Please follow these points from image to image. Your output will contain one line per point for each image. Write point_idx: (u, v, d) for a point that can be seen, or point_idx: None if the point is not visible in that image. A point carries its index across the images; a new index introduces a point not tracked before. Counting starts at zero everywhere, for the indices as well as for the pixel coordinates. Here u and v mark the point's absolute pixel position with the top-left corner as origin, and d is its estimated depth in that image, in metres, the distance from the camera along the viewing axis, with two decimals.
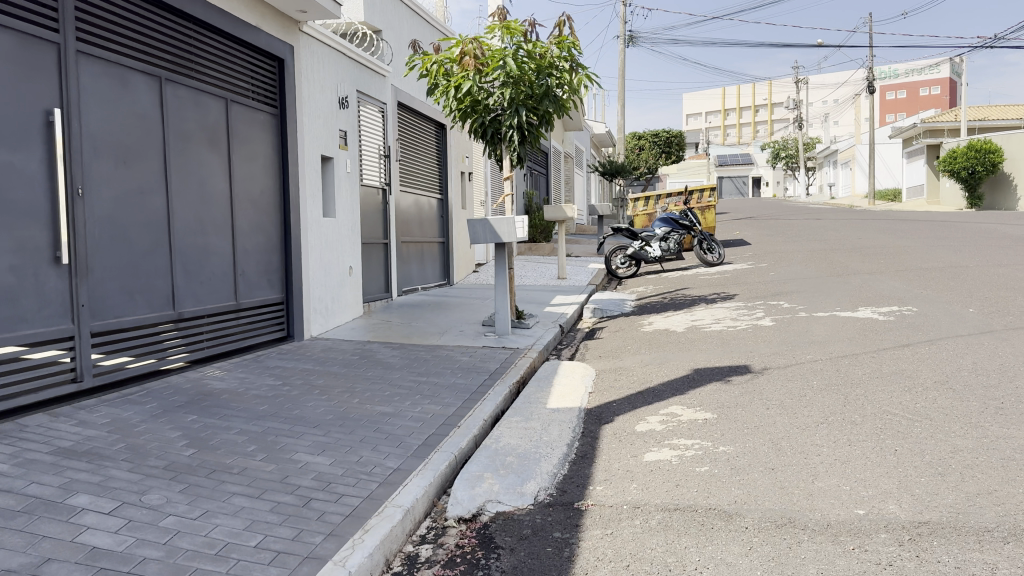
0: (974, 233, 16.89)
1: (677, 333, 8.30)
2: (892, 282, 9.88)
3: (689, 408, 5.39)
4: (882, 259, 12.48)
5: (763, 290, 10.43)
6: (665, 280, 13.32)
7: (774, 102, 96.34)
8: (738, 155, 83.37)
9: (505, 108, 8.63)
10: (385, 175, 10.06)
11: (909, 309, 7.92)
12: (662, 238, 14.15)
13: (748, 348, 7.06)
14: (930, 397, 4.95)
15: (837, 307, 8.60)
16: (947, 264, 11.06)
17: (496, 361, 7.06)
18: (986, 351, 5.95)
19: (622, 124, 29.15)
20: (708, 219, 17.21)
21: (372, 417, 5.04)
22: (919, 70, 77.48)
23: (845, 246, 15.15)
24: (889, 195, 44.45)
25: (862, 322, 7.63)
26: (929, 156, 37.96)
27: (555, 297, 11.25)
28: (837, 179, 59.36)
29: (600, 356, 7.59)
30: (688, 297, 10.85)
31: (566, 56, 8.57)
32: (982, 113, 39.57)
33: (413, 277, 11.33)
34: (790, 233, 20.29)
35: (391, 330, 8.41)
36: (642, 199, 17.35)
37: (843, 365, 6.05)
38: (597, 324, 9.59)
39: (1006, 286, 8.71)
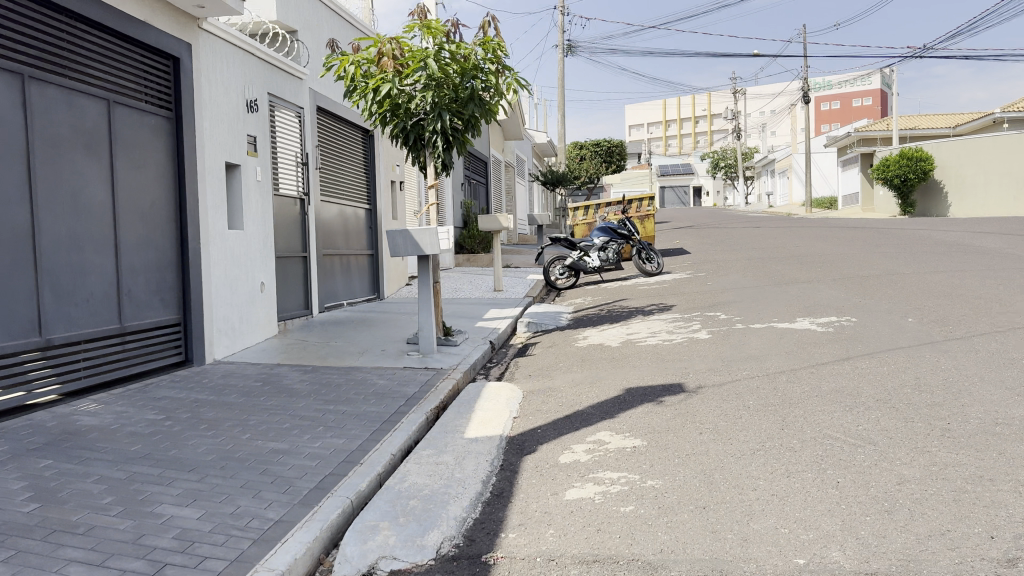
0: (909, 239, 16.98)
1: (613, 348, 7.89)
2: (830, 291, 9.67)
3: (616, 433, 4.94)
4: (820, 267, 12.34)
5: (701, 300, 10.13)
6: (604, 290, 12.95)
7: (714, 112, 97.99)
8: (680, 164, 84.39)
9: (428, 112, 8.12)
10: (302, 184, 9.46)
11: (848, 320, 7.66)
12: (600, 248, 13.83)
13: (683, 364, 6.69)
14: (872, 418, 4.59)
15: (774, 318, 8.31)
16: (883, 272, 10.93)
17: (414, 383, 6.51)
18: (928, 364, 5.66)
19: (563, 133, 28.96)
20: (648, 228, 16.97)
21: (260, 456, 4.62)
22: (851, 81, 79.74)
23: (784, 254, 15.03)
24: (825, 203, 45.28)
25: (800, 334, 7.33)
26: (864, 165, 38.76)
27: (489, 311, 10.74)
28: (775, 188, 60.48)
29: (529, 375, 7.12)
30: (626, 308, 10.48)
31: (491, 58, 8.12)
32: (913, 122, 40.63)
33: (338, 291, 10.73)
34: (730, 241, 20.22)
35: (305, 351, 7.80)
36: (581, 208, 16.98)
37: (780, 382, 5.69)
38: (531, 339, 9.08)
39: (943, 293, 8.54)
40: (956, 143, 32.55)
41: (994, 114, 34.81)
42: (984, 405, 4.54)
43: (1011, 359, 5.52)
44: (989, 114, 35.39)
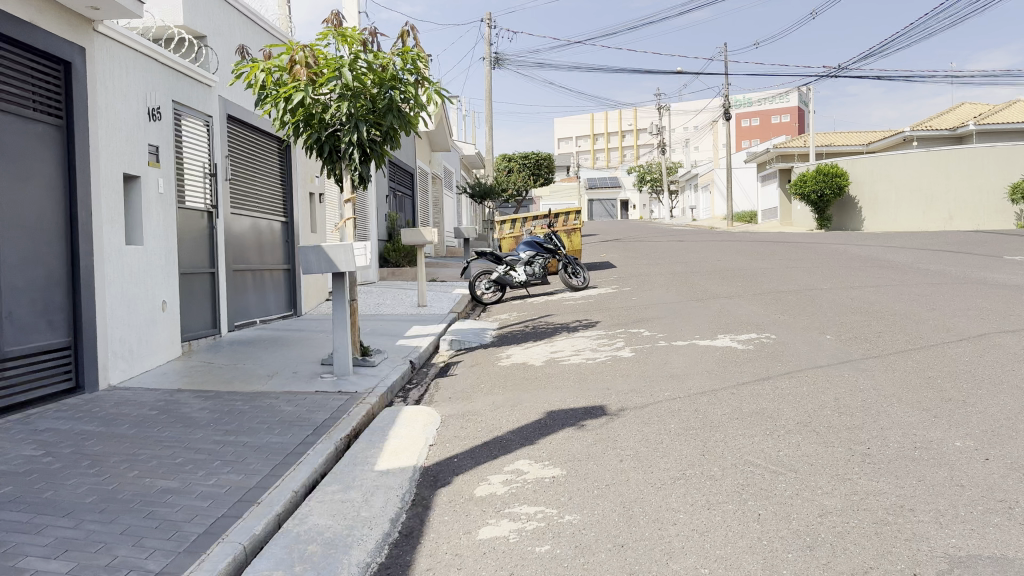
0: (826, 254, 17.41)
1: (536, 365, 7.68)
2: (751, 307, 9.73)
3: (535, 461, 4.70)
4: (742, 282, 12.47)
5: (625, 316, 10.05)
6: (530, 305, 12.79)
7: (640, 127, 99.82)
8: (607, 177, 85.55)
9: (344, 123, 7.83)
10: (209, 197, 8.99)
11: (769, 337, 7.66)
12: (526, 262, 13.69)
13: (605, 383, 6.53)
14: (793, 443, 4.50)
15: (697, 335, 8.26)
16: (802, 287, 11.08)
17: (325, 411, 6.17)
18: (847, 383, 5.64)
19: (491, 145, 28.85)
20: (575, 242, 16.91)
21: (148, 497, 4.24)
22: (770, 99, 82.38)
23: (707, 268, 15.18)
24: (747, 216, 46.46)
25: (723, 352, 7.28)
26: (783, 180, 39.93)
27: (411, 328, 10.41)
28: (698, 202, 61.84)
29: (448, 397, 6.84)
30: (551, 324, 10.30)
31: (411, 68, 7.91)
32: (828, 140, 42.13)
33: (250, 309, 10.26)
34: (655, 254, 20.37)
35: (210, 375, 7.36)
36: (508, 222, 16.79)
37: (702, 403, 5.59)
38: (452, 357, 8.74)
39: (859, 309, 8.66)
40: (868, 161, 33.83)
41: (903, 133, 36.34)
42: (902, 428, 4.50)
43: (926, 378, 5.55)
44: (898, 133, 36.96)
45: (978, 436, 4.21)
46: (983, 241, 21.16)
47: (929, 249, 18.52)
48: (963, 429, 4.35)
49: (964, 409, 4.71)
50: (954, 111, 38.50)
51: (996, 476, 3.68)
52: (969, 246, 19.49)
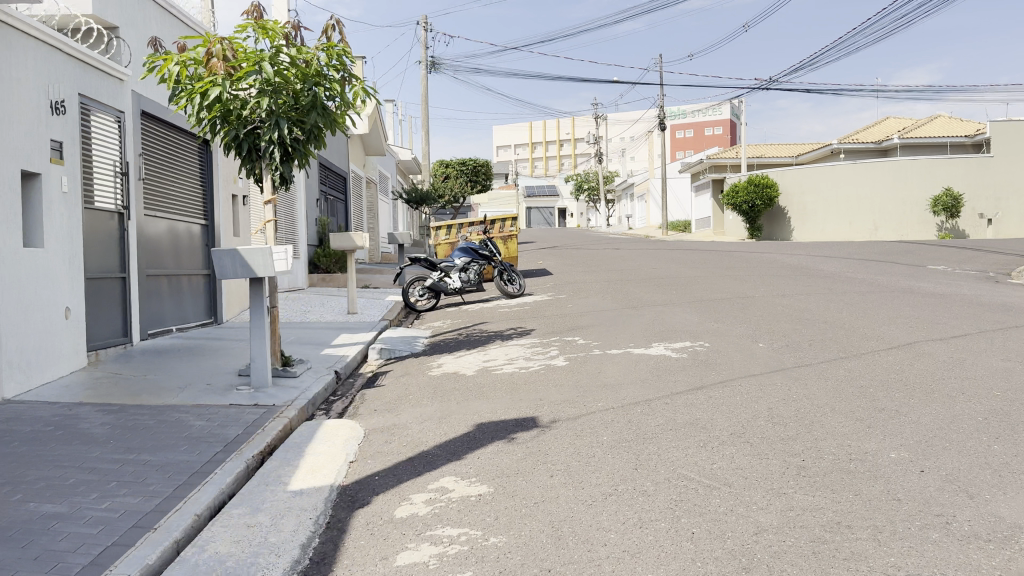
0: (758, 263, 17.64)
1: (468, 374, 7.39)
2: (685, 315, 9.66)
3: (461, 478, 4.40)
4: (676, 290, 12.44)
5: (560, 324, 9.86)
6: (463, 313, 12.51)
7: (577, 136, 100.72)
8: (545, 185, 85.95)
9: (265, 120, 7.50)
10: (120, 197, 8.47)
11: (702, 345, 7.57)
12: (461, 269, 13.42)
13: (538, 393, 6.30)
14: (727, 455, 4.34)
15: (631, 343, 8.12)
16: (735, 295, 11.09)
17: (238, 426, 5.79)
18: (781, 392, 5.55)
19: (427, 150, 28.50)
20: (511, 248, 16.64)
21: (29, 526, 3.83)
22: (703, 111, 84.07)
23: (642, 276, 15.18)
24: (681, 226, 47.16)
25: (657, 360, 7.15)
26: (716, 190, 40.66)
27: (338, 336, 10.01)
28: (634, 211, 62.56)
29: (373, 409, 6.49)
30: (484, 332, 10.03)
31: (336, 64, 7.67)
32: (760, 151, 43.09)
33: (166, 316, 9.73)
34: (591, 262, 20.34)
35: (117, 388, 6.88)
36: (444, 228, 16.43)
37: (635, 413, 5.40)
38: (381, 367, 8.38)
39: (792, 317, 8.66)
40: (797, 172, 34.66)
41: (831, 145, 37.39)
42: (835, 438, 4.40)
43: (858, 388, 5.50)
44: (826, 146, 38.03)
45: (911, 447, 4.13)
46: (906, 251, 21.83)
47: (856, 259, 18.95)
48: (896, 440, 4.27)
49: (895, 419, 4.65)
50: (878, 126, 39.85)
51: (932, 488, 3.58)
52: (895, 256, 20.02)
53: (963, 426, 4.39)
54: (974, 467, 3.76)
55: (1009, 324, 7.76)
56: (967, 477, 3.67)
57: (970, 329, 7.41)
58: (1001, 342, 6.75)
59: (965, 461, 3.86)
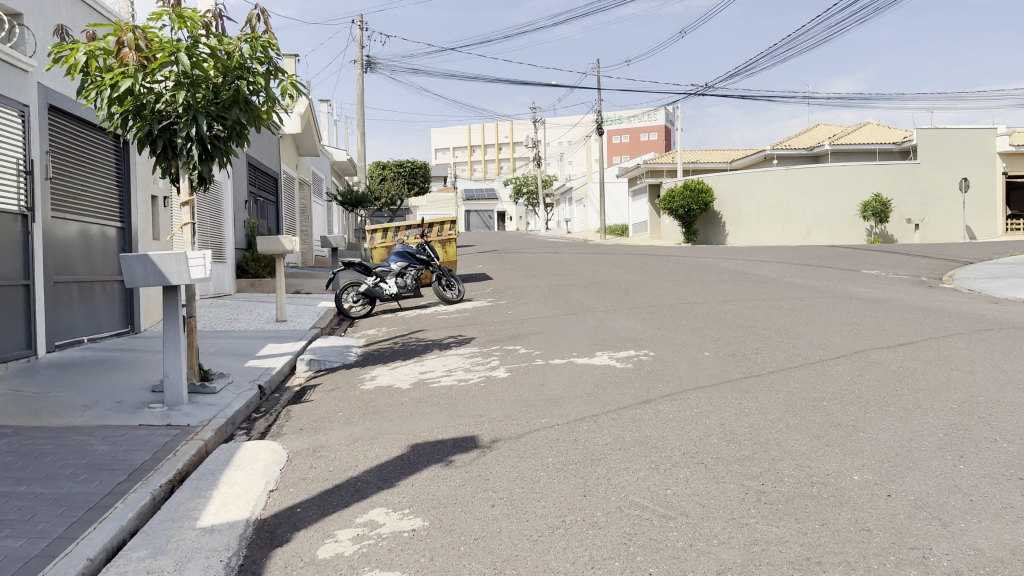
0: (697, 267, 17.61)
1: (403, 387, 6.94)
2: (627, 322, 9.41)
3: (393, 510, 3.97)
4: (617, 295, 12.22)
5: (500, 332, 9.48)
6: (399, 319, 12.03)
7: (516, 140, 100.77)
8: (484, 188, 85.64)
9: (181, 115, 6.91)
10: (23, 197, 7.74)
11: (647, 354, 7.30)
12: (398, 273, 12.92)
13: (478, 408, 5.90)
14: (682, 478, 4.03)
15: (574, 352, 7.80)
16: (677, 301, 10.91)
17: (146, 450, 5.24)
18: (733, 405, 5.29)
19: (363, 151, 27.84)
20: (450, 252, 16.28)
21: None
22: (639, 116, 85.12)
23: (583, 281, 14.92)
24: (619, 230, 47.40)
25: (601, 371, 6.83)
26: (653, 194, 40.98)
27: (265, 346, 9.41)
28: (572, 215, 62.79)
29: (299, 429, 5.99)
30: (421, 340, 9.56)
31: (260, 57, 7.14)
32: (695, 156, 43.68)
33: (77, 326, 8.99)
34: (530, 266, 20.03)
35: (12, 407, 6.22)
36: (379, 231, 15.74)
37: (581, 429, 5.06)
38: (309, 381, 7.86)
39: (735, 324, 8.49)
40: (732, 178, 35.18)
41: (764, 151, 38.08)
42: (794, 459, 4.15)
43: (811, 401, 5.28)
44: (759, 151, 38.72)
45: (874, 469, 3.90)
46: (839, 256, 22.18)
47: (792, 264, 19.11)
48: (857, 460, 4.04)
49: (853, 437, 4.43)
50: (809, 132, 40.75)
51: (902, 516, 3.35)
52: (828, 261, 20.32)
53: (923, 445, 4.19)
54: (943, 492, 3.55)
55: (951, 331, 7.72)
56: (937, 503, 3.45)
57: (914, 337, 7.32)
58: (947, 351, 6.67)
59: (933, 484, 3.65)
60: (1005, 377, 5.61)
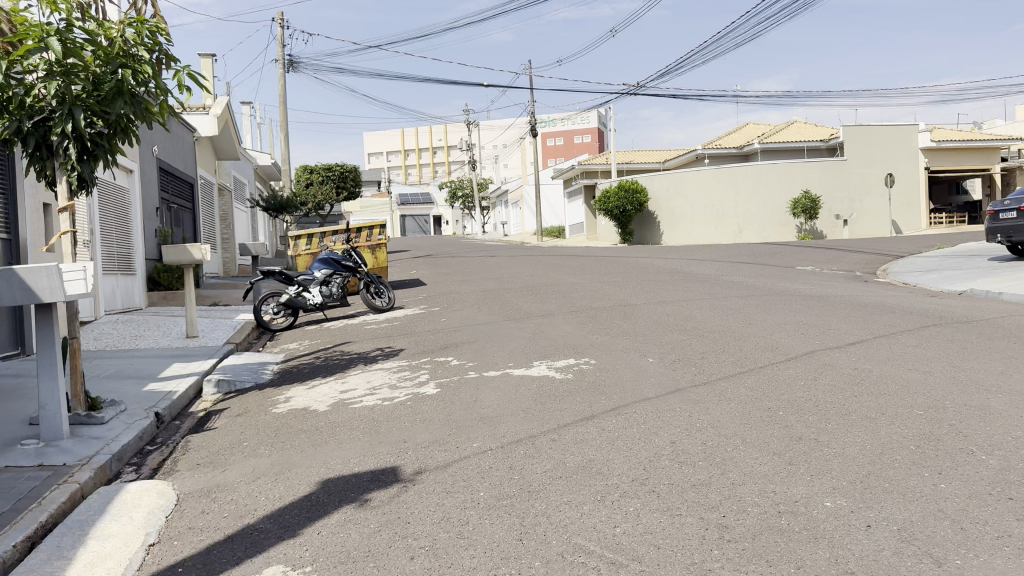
0: (634, 267, 17.28)
1: (319, 409, 6.23)
2: (566, 328, 8.87)
3: (292, 569, 3.31)
4: (555, 299, 11.70)
5: (431, 342, 8.82)
6: (324, 330, 11.25)
7: (450, 144, 100.02)
8: (418, 193, 84.64)
9: (55, 108, 6.09)
10: None
11: (587, 363, 6.76)
12: (322, 282, 12.13)
13: (401, 430, 5.24)
14: (632, 510, 3.48)
15: (510, 363, 7.20)
16: (616, 304, 10.44)
17: (5, 500, 4.43)
18: (683, 419, 4.76)
19: (287, 155, 26.79)
20: (380, 258, 15.44)
21: None
22: (572, 118, 85.38)
23: (519, 285, 14.36)
24: (555, 232, 47.17)
25: (539, 382, 6.26)
26: (588, 196, 40.85)
27: (169, 366, 8.54)
28: (508, 218, 62.39)
29: (196, 465, 5.23)
30: (345, 354, 8.82)
31: (148, 43, 6.38)
32: (628, 157, 43.79)
33: None
34: (465, 271, 19.39)
35: None
36: (303, 237, 14.96)
37: (516, 453, 4.45)
38: (215, 406, 7.07)
39: (678, 327, 8.04)
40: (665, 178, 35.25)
41: (695, 150, 38.32)
42: (756, 483, 3.63)
43: (768, 410, 4.80)
44: (690, 151, 38.97)
45: (847, 492, 3.43)
46: (774, 252, 22.26)
47: (728, 261, 18.98)
48: (827, 483, 3.56)
49: (818, 454, 3.95)
50: (739, 131, 41.23)
51: (888, 553, 2.87)
52: (764, 258, 20.29)
53: (897, 461, 3.74)
54: (929, 520, 3.09)
55: (899, 328, 7.43)
56: (924, 534, 2.99)
57: (864, 336, 6.99)
58: (899, 350, 6.33)
59: (915, 510, 3.19)
60: (965, 377, 5.26)
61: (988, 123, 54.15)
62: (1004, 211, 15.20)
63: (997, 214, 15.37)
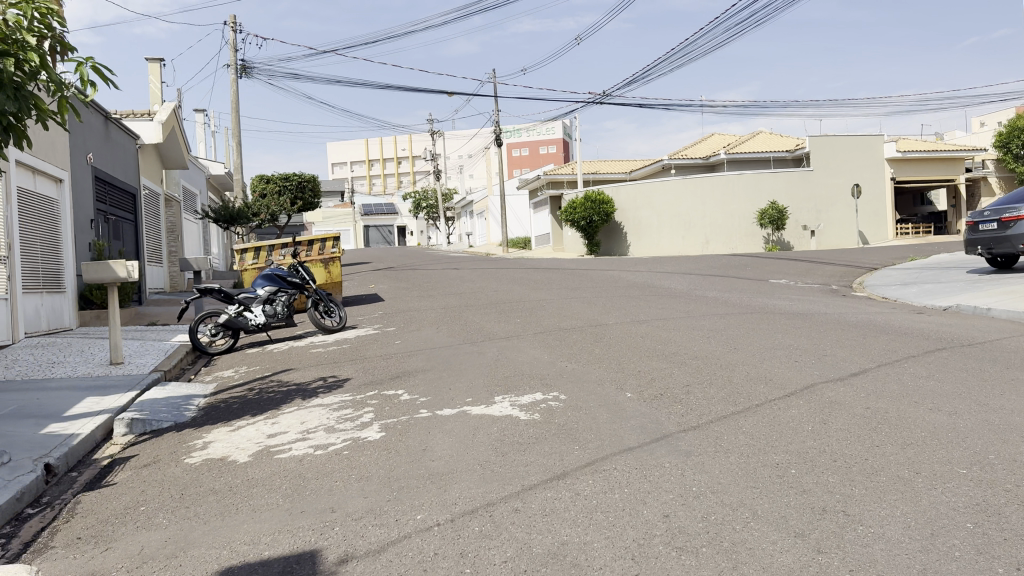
0: (603, 281, 16.47)
1: (239, 460, 5.24)
2: (532, 352, 7.99)
3: None
4: (521, 317, 10.83)
5: (381, 370, 7.87)
6: (266, 355, 10.22)
7: (414, 153, 98.87)
8: (382, 203, 83.37)
9: None
10: None
11: (556, 398, 5.86)
12: (264, 300, 11.11)
13: (332, 492, 4.29)
14: None
15: (468, 396, 6.29)
16: (586, 323, 9.58)
17: None
18: (675, 479, 3.89)
19: (240, 163, 25.60)
20: (334, 273, 14.38)
21: None
22: (537, 128, 84.90)
23: (482, 301, 13.45)
24: (520, 243, 46.40)
25: (500, 423, 5.36)
26: (554, 206, 40.13)
27: (80, 401, 7.45)
28: (473, 229, 61.59)
29: (75, 539, 4.21)
30: (283, 384, 7.82)
31: (35, 27, 5.36)
32: (594, 167, 43.21)
33: None
34: (425, 285, 18.43)
35: None
36: (249, 250, 13.89)
37: (469, 529, 3.53)
38: (123, 453, 6.02)
39: (657, 352, 7.20)
40: (631, 188, 34.65)
41: (662, 161, 37.82)
42: None
43: (776, 468, 3.97)
44: (657, 161, 38.47)
45: None
46: (745, 264, 21.70)
47: (700, 274, 18.31)
48: None
49: (853, 538, 3.11)
50: (705, 141, 40.91)
51: None
52: (736, 270, 19.67)
53: (955, 550, 2.93)
54: None
55: (902, 356, 6.68)
56: None
57: (865, 366, 6.23)
58: (911, 385, 5.56)
59: None
60: (999, 422, 4.49)
61: (949, 133, 54.84)
62: (984, 222, 14.73)
63: (976, 225, 14.89)
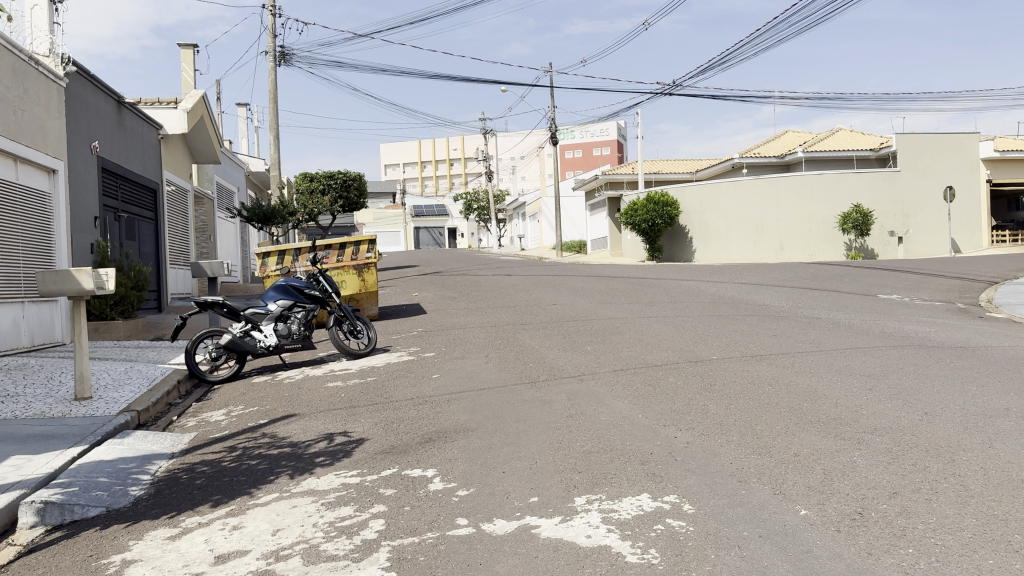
0: (681, 295, 14.06)
1: None
2: (617, 404, 5.72)
3: None
4: (593, 344, 8.53)
5: (408, 427, 5.68)
6: (272, 388, 8.12)
7: (467, 155, 97.22)
8: (433, 204, 81.81)
9: None
10: None
11: (679, 512, 3.58)
12: (277, 316, 9.11)
13: None
14: None
15: (535, 494, 4.02)
16: (683, 358, 7.26)
17: None
18: None
19: (278, 158, 23.86)
20: (369, 282, 12.37)
21: None
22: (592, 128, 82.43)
23: (539, 320, 11.17)
24: (576, 246, 44.10)
25: (592, 567, 3.10)
26: (612, 208, 37.72)
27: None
28: (526, 231, 59.40)
29: None
30: (274, 445, 5.67)
31: None
32: (657, 166, 40.72)
33: None
34: (475, 295, 16.27)
35: None
36: (271, 254, 11.95)
37: None
38: (6, 569, 3.93)
39: (811, 419, 4.86)
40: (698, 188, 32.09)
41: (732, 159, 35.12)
42: None
43: None
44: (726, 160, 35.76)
45: None
46: (840, 275, 18.99)
47: (792, 286, 15.74)
48: None
49: None
50: (778, 139, 37.98)
51: None
52: (829, 282, 17.05)
53: None
54: None
55: None
56: None
57: None
58: None
59: None
60: None
61: None
62: None
63: None
